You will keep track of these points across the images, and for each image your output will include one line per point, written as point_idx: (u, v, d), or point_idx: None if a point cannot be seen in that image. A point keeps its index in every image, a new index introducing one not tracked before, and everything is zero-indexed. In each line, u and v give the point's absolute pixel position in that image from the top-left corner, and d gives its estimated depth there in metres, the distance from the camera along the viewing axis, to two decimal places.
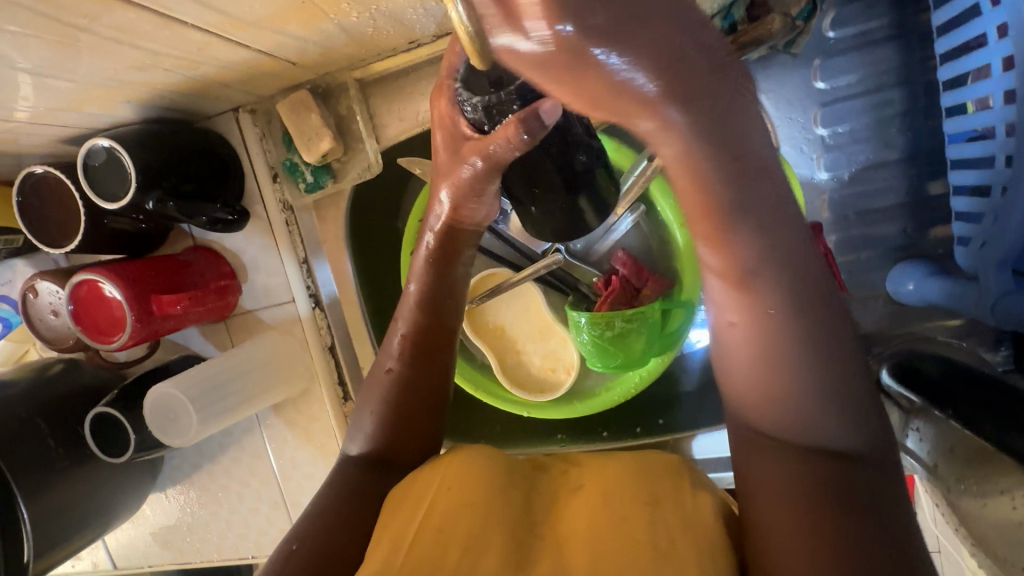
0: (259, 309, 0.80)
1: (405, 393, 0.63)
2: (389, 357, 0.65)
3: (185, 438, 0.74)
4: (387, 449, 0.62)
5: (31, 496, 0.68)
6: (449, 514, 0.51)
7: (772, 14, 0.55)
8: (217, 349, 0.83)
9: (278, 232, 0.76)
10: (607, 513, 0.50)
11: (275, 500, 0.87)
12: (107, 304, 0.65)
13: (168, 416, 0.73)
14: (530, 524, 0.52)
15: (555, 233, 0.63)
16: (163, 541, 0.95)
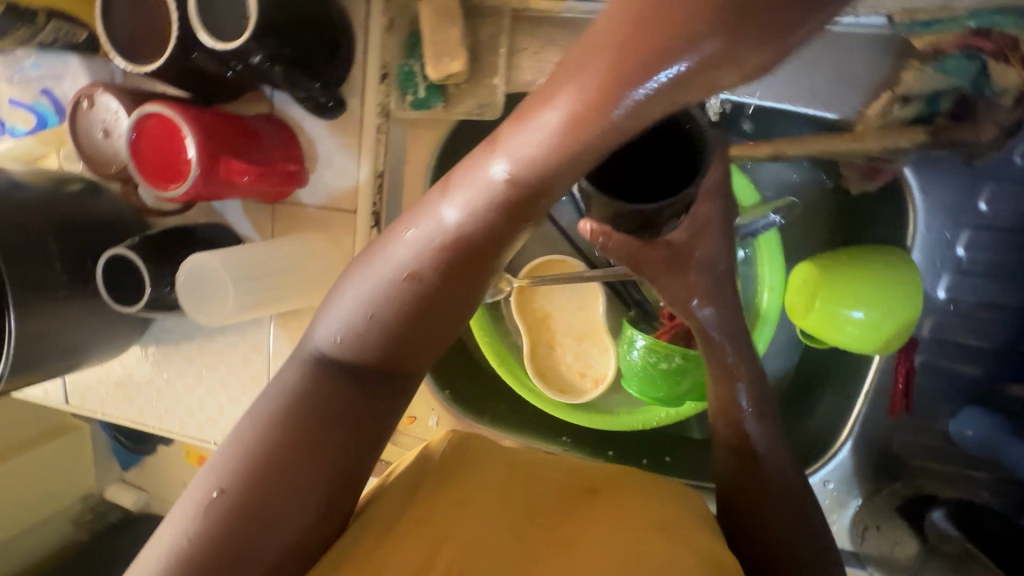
0: (315, 206, 0.74)
1: (419, 308, 0.47)
2: (412, 259, 0.46)
3: (211, 317, 0.69)
4: (357, 358, 0.50)
5: (26, 315, 0.62)
6: (439, 513, 0.54)
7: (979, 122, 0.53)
8: (254, 229, 0.77)
9: (365, 135, 0.70)
10: (602, 542, 0.52)
11: (258, 399, 0.83)
12: (173, 146, 0.58)
13: (202, 291, 0.67)
14: (525, 531, 0.54)
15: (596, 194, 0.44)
16: (126, 395, 0.90)
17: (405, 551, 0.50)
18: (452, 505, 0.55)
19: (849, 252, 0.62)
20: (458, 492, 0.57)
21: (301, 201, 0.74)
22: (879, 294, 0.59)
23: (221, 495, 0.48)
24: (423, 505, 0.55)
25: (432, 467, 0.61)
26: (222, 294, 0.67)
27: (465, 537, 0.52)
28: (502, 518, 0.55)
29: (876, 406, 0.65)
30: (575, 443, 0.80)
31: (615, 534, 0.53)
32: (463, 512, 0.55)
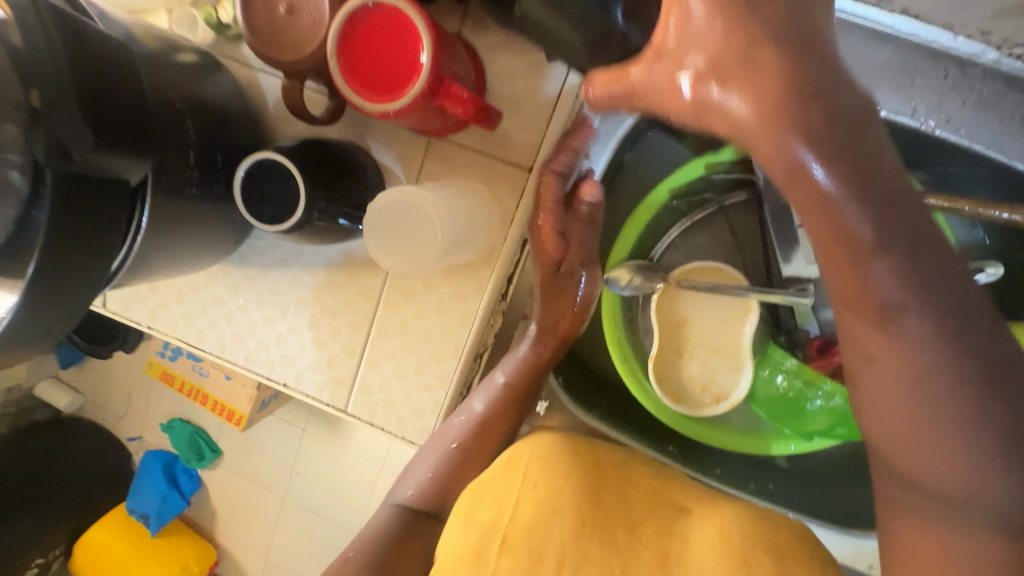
0: (483, 152, 0.65)
1: (457, 472, 0.72)
2: (458, 435, 0.72)
3: (397, 258, 0.59)
4: (429, 502, 0.71)
5: (162, 211, 0.51)
6: (541, 507, 0.62)
7: None
8: (399, 162, 0.67)
9: (567, 89, 0.62)
10: (701, 561, 0.58)
11: (351, 348, 0.75)
12: (395, 49, 0.48)
13: (396, 227, 0.58)
14: (623, 543, 0.61)
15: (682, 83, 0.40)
16: (184, 315, 0.79)
17: (511, 562, 0.58)
18: (546, 514, 0.61)
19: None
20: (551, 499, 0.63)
21: (468, 147, 0.65)
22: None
23: (355, 555, 0.65)
24: (522, 513, 0.61)
25: (523, 469, 0.66)
26: (431, 236, 0.58)
27: (565, 551, 0.59)
28: (602, 529, 0.61)
29: None
30: (681, 456, 0.78)
31: (714, 557, 0.58)
32: (568, 520, 0.61)
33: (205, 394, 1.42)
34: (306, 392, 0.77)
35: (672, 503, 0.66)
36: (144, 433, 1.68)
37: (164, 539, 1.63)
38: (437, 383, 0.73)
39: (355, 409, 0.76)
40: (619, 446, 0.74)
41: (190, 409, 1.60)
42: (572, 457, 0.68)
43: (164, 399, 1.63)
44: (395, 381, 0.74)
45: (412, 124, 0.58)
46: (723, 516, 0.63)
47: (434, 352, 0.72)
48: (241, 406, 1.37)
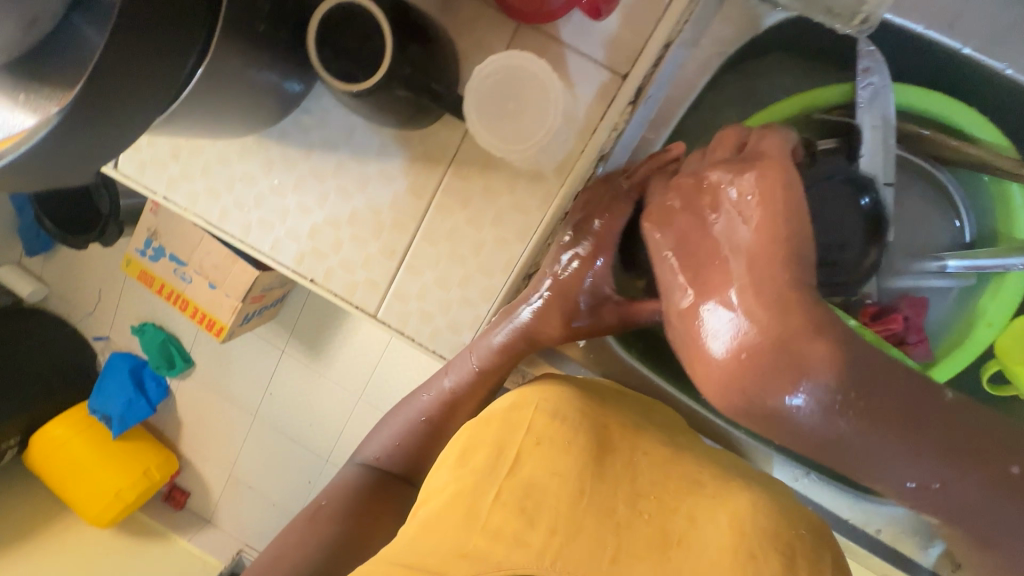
0: (577, 49, 0.58)
1: (428, 443, 0.73)
2: (426, 411, 0.72)
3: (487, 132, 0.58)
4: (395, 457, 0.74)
5: (225, 42, 0.46)
6: (539, 474, 0.61)
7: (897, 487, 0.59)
8: (480, 48, 0.60)
9: None
10: (703, 548, 0.56)
11: (392, 250, 0.69)
12: None
13: (502, 100, 0.57)
14: (623, 517, 0.59)
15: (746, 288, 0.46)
16: (208, 190, 0.72)
17: (501, 519, 0.59)
18: (545, 477, 0.61)
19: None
20: (553, 461, 0.62)
21: (562, 39, 0.58)
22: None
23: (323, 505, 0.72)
24: (520, 471, 0.61)
25: (526, 425, 0.64)
26: (534, 127, 0.58)
27: (558, 518, 0.59)
28: (600, 500, 0.60)
29: None
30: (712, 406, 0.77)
31: (718, 544, 0.56)
32: (566, 487, 0.60)
33: (186, 300, 1.34)
34: (333, 291, 0.72)
35: (686, 479, 0.63)
36: (115, 334, 1.61)
37: (126, 444, 1.57)
38: (480, 299, 0.69)
39: (386, 316, 0.72)
40: (633, 413, 0.70)
41: (171, 314, 1.52)
42: (582, 420, 0.65)
43: (141, 301, 1.54)
44: (435, 292, 0.69)
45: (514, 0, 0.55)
46: (733, 498, 0.60)
47: (482, 267, 0.68)
48: (222, 316, 1.30)
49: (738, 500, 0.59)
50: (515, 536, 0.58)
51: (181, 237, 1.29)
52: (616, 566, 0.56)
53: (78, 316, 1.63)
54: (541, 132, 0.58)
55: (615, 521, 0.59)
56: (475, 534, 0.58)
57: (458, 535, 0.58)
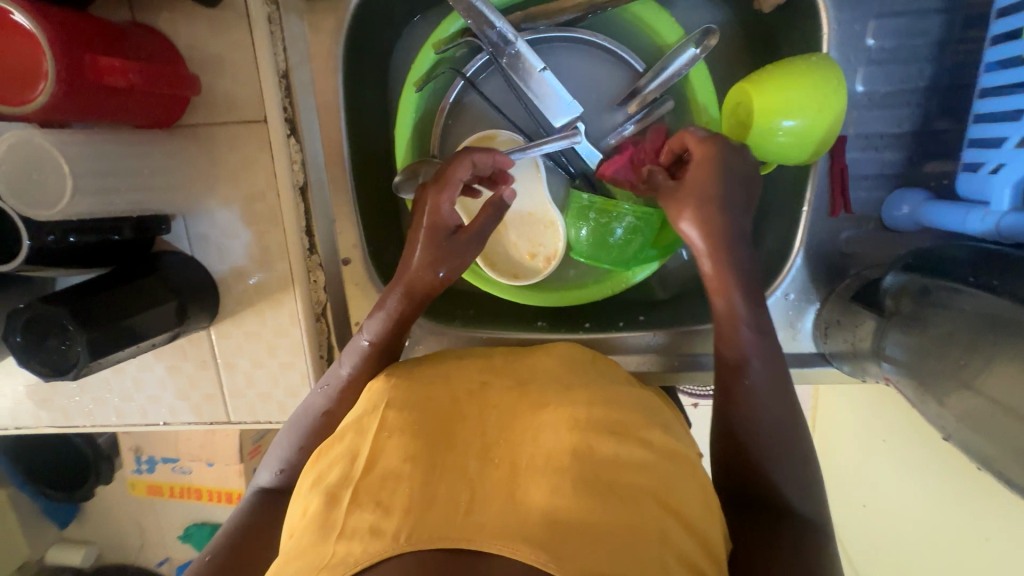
0: (219, 125, 0.65)
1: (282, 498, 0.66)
2: None
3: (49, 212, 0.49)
4: None
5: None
6: (394, 463, 0.53)
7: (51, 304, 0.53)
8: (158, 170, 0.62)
9: (256, 28, 0.62)
10: (546, 459, 0.52)
11: (203, 360, 0.75)
12: (15, 42, 0.46)
13: (30, 176, 0.49)
14: (471, 468, 0.53)
15: (49, 329, 0.54)
16: (41, 400, 0.78)
17: (355, 526, 0.49)
18: (400, 463, 0.53)
19: (779, 66, 0.64)
20: (405, 446, 0.55)
21: (198, 123, 0.65)
22: (818, 100, 0.61)
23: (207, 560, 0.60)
24: (372, 470, 0.54)
25: (378, 421, 0.58)
26: (58, 190, 0.50)
27: (411, 495, 0.50)
28: (448, 468, 0.53)
29: (820, 211, 0.69)
30: (551, 326, 0.80)
31: (555, 444, 0.53)
32: (424, 468, 0.52)
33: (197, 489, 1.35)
34: (187, 420, 0.78)
35: (531, 402, 0.59)
36: None
37: None
38: (294, 356, 0.74)
39: (237, 415, 0.77)
40: (476, 368, 0.65)
41: None
42: (425, 404, 0.60)
43: (173, 510, 1.42)
44: (257, 372, 0.75)
45: (126, 114, 0.56)
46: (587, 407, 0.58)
47: (277, 331, 0.73)
48: (233, 484, 1.31)
49: (573, 403, 0.58)
50: (372, 538, 0.47)
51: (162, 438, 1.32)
52: (471, 519, 0.48)
53: (131, 554, 1.49)
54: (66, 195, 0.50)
55: (471, 474, 0.52)
56: (332, 556, 0.47)
57: (313, 565, 0.47)
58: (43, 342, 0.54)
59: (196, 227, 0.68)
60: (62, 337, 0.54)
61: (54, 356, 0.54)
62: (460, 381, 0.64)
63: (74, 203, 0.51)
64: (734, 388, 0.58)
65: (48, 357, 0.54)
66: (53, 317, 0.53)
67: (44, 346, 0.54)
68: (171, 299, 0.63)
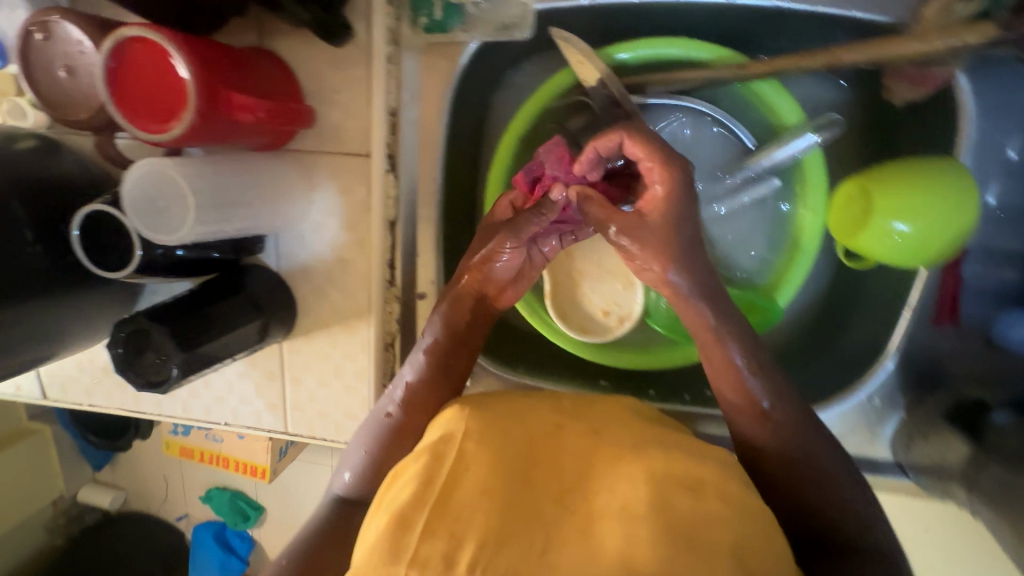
0: (324, 155, 0.66)
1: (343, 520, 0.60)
2: None
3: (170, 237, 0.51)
4: None
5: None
6: (473, 495, 0.46)
7: (151, 325, 0.55)
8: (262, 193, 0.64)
9: (375, 66, 0.62)
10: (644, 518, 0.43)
11: (272, 371, 0.77)
12: (166, 79, 0.48)
13: (155, 204, 0.51)
14: (546, 514, 0.46)
15: (143, 349, 0.55)
16: (115, 383, 0.81)
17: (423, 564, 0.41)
18: (478, 497, 0.45)
19: (913, 164, 0.60)
20: (484, 476, 0.48)
21: (304, 151, 0.66)
22: (920, 202, 0.58)
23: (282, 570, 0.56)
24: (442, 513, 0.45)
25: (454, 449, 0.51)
26: (177, 221, 0.51)
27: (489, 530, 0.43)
28: (529, 510, 0.46)
29: (923, 319, 0.65)
30: (615, 387, 0.79)
31: (636, 500, 0.44)
32: (507, 512, 0.45)
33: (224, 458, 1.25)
34: (247, 424, 0.80)
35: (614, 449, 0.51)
36: None
37: None
38: (358, 381, 0.75)
39: (295, 428, 0.78)
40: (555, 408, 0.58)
41: None
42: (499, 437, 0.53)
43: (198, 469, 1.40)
44: (321, 390, 0.76)
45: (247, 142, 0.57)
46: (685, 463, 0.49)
47: (346, 355, 0.74)
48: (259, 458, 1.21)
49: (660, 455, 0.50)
50: (444, 571, 0.40)
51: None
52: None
53: (154, 504, 1.48)
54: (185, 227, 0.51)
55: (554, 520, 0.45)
56: None
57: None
58: (136, 360, 0.55)
59: (285, 247, 0.70)
60: (155, 357, 0.55)
61: (146, 372, 0.56)
62: (537, 419, 0.56)
63: (191, 231, 0.52)
64: (826, 462, 0.50)
65: (141, 372, 0.55)
66: (150, 338, 0.55)
67: (138, 364, 0.55)
68: (255, 316, 0.65)
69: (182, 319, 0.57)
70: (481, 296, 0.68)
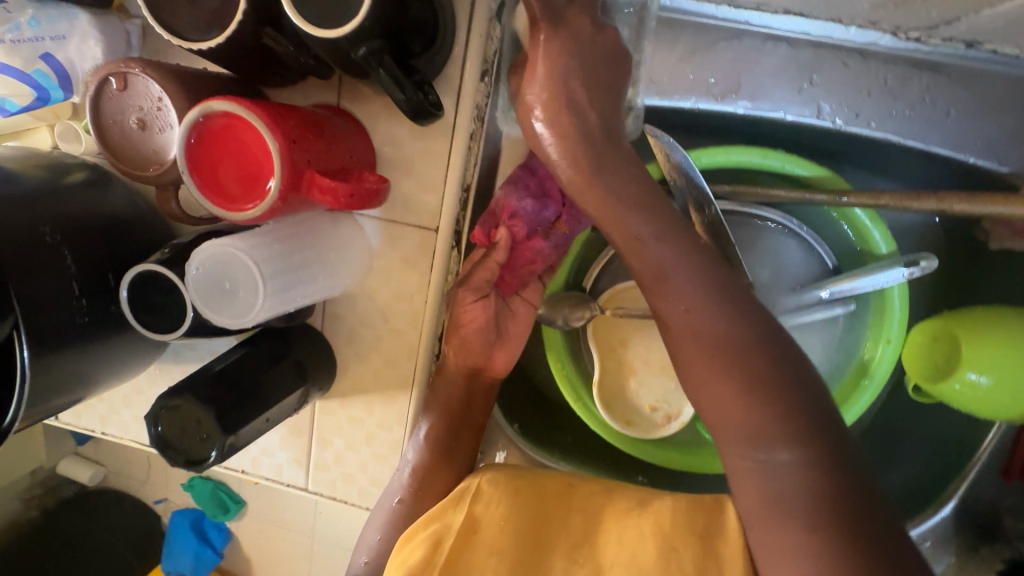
0: (389, 225, 0.62)
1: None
2: None
3: (235, 321, 0.49)
4: None
5: (39, 342, 0.51)
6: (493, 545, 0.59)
7: (194, 402, 0.52)
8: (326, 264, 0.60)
9: (457, 143, 0.59)
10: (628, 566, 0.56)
11: (301, 427, 0.74)
12: (249, 154, 0.45)
13: (222, 286, 0.48)
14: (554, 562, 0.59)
15: (187, 428, 0.52)
16: (132, 415, 0.78)
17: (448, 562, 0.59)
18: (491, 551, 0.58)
19: (994, 312, 0.59)
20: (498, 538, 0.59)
21: (368, 217, 0.62)
22: (997, 355, 0.57)
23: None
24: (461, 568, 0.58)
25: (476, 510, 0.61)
26: (245, 305, 0.49)
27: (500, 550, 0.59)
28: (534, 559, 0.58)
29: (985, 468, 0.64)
30: (651, 483, 0.76)
31: (643, 560, 0.56)
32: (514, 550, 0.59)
33: None
34: (266, 475, 0.77)
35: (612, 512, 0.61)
36: None
37: None
38: (390, 451, 0.72)
39: (315, 487, 0.75)
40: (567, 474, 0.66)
41: None
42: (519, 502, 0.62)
43: None
44: (349, 454, 0.73)
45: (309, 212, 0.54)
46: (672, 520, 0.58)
47: (381, 423, 0.71)
48: None
49: (655, 513, 0.59)
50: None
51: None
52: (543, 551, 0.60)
53: (133, 489, 1.37)
54: (252, 311, 0.49)
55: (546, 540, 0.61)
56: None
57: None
58: (180, 437, 0.52)
59: (334, 309, 0.67)
60: (197, 436, 0.52)
61: (188, 452, 0.52)
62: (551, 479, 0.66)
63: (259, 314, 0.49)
64: None
65: (181, 452, 0.52)
66: (195, 414, 0.52)
67: (179, 442, 0.52)
68: (300, 384, 0.62)
69: (227, 392, 0.54)
70: (473, 371, 0.68)
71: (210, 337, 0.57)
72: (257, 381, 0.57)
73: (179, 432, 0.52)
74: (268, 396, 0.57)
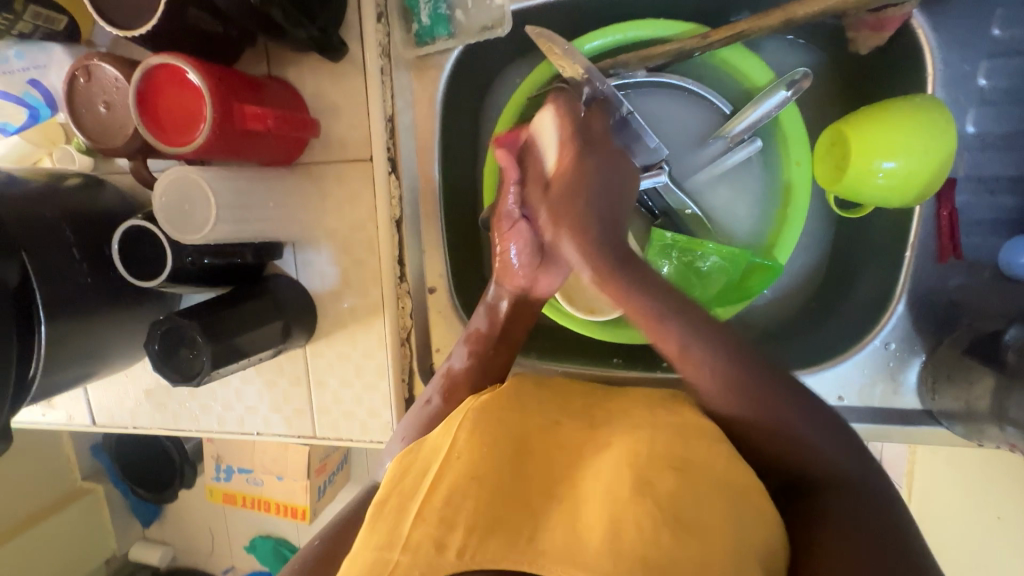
0: (331, 165, 0.72)
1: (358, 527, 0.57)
2: None
3: (197, 234, 0.60)
4: None
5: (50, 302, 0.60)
6: (462, 487, 0.49)
7: (185, 321, 0.61)
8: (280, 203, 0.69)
9: (370, 78, 0.69)
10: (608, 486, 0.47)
11: (297, 375, 0.81)
12: (187, 98, 0.55)
13: (182, 206, 0.59)
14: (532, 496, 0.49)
15: (178, 341, 0.62)
16: (157, 403, 0.86)
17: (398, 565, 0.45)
18: (462, 495, 0.48)
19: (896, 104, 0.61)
20: (473, 469, 0.50)
21: (312, 161, 0.72)
22: (908, 142, 0.59)
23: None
24: (435, 493, 0.49)
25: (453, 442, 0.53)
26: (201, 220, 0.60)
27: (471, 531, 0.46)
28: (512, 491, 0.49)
29: (925, 257, 0.65)
30: (627, 362, 0.79)
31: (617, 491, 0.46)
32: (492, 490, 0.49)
33: (265, 500, 1.28)
34: (278, 432, 0.83)
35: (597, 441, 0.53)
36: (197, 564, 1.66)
37: None
38: (378, 377, 0.78)
39: (322, 431, 0.81)
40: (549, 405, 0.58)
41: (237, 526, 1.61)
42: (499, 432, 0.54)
43: (243, 516, 1.38)
44: (344, 391, 0.80)
45: (255, 158, 0.64)
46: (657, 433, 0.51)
47: (365, 352, 0.78)
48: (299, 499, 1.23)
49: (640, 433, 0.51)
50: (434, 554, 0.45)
51: (239, 447, 1.26)
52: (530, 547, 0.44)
53: (200, 559, 1.46)
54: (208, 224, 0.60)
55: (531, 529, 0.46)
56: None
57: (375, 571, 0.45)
58: (174, 348, 0.62)
59: (302, 254, 0.75)
60: (190, 349, 0.62)
61: (182, 363, 0.62)
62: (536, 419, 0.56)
63: (215, 229, 0.61)
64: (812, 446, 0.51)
65: (176, 362, 0.62)
66: (185, 330, 0.61)
67: (173, 353, 0.62)
68: (278, 317, 0.70)
69: (212, 315, 0.63)
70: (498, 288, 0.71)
71: (193, 282, 0.66)
72: (240, 308, 0.66)
73: (173, 347, 0.62)
74: (250, 320, 0.66)
